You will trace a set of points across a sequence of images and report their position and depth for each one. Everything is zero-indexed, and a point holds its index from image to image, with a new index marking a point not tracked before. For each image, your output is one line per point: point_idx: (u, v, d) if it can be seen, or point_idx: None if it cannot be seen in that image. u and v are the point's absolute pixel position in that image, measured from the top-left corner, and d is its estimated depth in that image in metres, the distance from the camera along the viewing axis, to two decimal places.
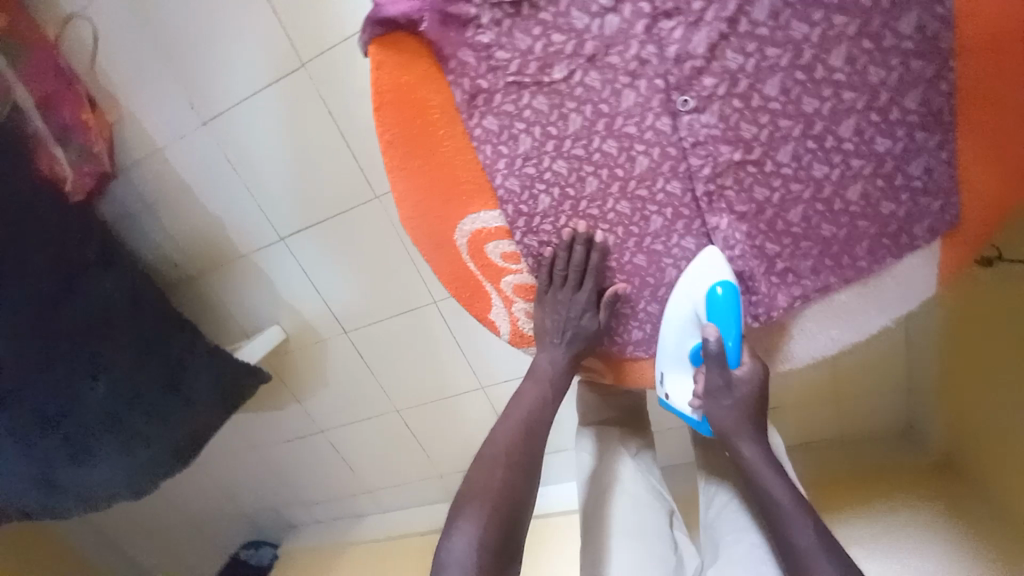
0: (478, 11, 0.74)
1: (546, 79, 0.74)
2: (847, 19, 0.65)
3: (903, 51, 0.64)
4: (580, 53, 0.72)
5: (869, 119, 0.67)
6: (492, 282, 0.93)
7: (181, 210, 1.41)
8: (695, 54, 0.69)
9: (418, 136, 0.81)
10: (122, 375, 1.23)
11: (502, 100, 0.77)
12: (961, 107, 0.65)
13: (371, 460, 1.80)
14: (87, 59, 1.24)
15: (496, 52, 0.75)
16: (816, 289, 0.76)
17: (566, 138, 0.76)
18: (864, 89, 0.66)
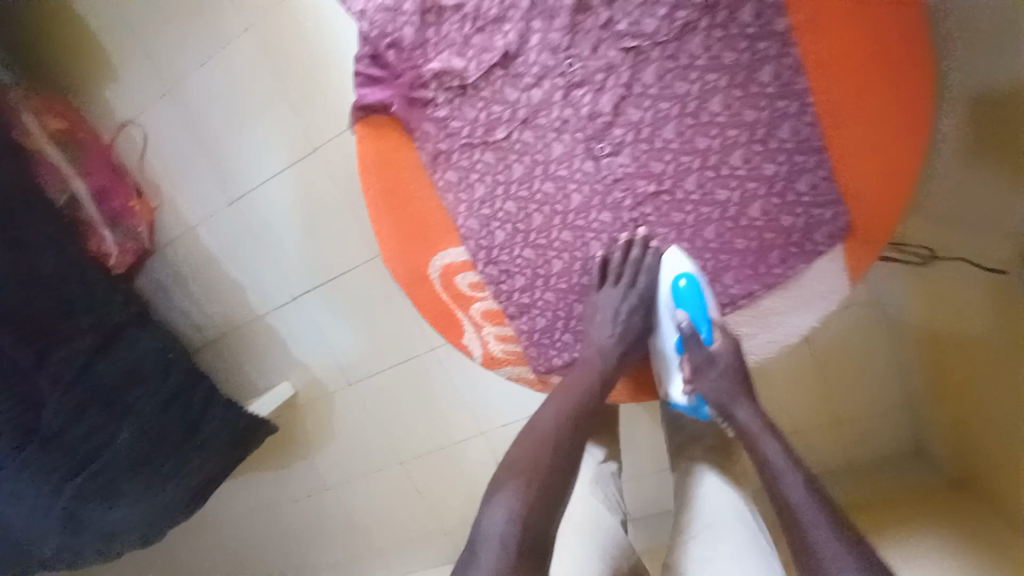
0: (435, 93, 0.73)
1: (491, 139, 0.73)
2: (716, 76, 0.66)
3: (766, 96, 0.66)
4: (514, 117, 0.71)
5: (754, 150, 0.68)
6: (462, 310, 0.83)
7: (209, 279, 1.57)
8: (603, 112, 0.69)
9: (391, 193, 0.78)
10: (145, 424, 1.19)
11: (460, 160, 0.75)
12: (846, 120, 0.65)
13: (377, 519, 1.79)
14: (136, 155, 1.47)
15: (452, 124, 0.74)
16: (742, 295, 0.76)
17: (512, 183, 0.75)
18: (741, 128, 0.67)
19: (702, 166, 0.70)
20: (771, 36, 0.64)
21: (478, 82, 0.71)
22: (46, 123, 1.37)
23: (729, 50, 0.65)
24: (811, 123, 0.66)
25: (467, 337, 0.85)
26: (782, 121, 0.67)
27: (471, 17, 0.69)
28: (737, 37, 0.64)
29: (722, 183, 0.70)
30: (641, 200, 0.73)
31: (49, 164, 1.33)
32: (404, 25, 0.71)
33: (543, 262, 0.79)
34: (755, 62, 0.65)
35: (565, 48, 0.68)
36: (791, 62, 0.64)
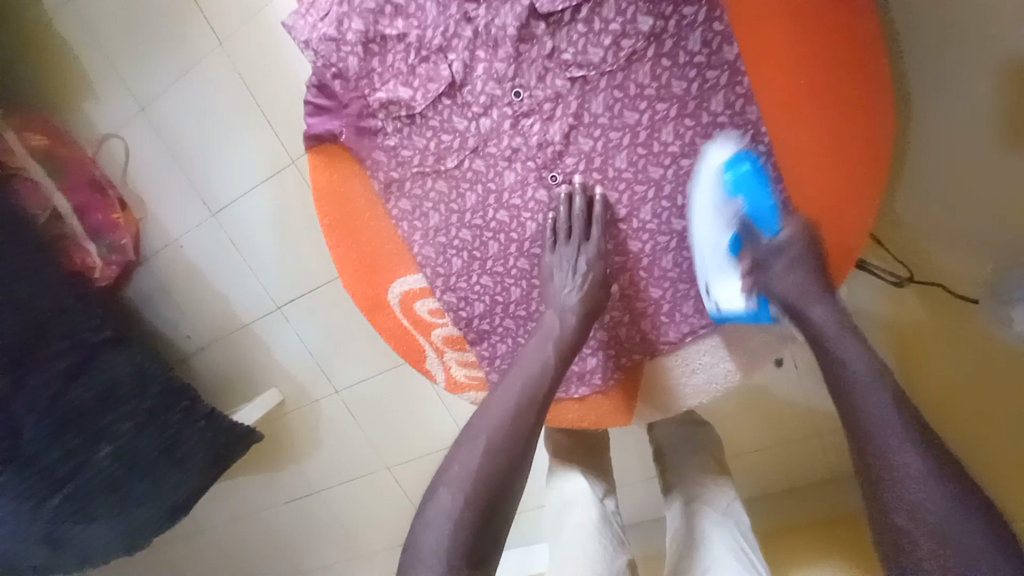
0: (383, 122, 0.72)
1: (441, 168, 0.72)
2: (666, 105, 0.65)
3: (718, 124, 0.64)
4: (464, 146, 0.70)
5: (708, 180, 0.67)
6: (423, 336, 0.83)
7: (194, 290, 1.58)
8: (553, 142, 0.68)
9: (345, 222, 0.78)
10: (124, 443, 1.23)
11: (413, 189, 0.75)
12: (798, 146, 0.63)
13: (366, 522, 1.82)
14: (117, 168, 1.47)
15: (403, 153, 0.73)
16: (703, 324, 0.75)
17: (466, 212, 0.74)
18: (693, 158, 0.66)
19: (657, 197, 0.69)
20: (721, 64, 0.62)
21: (426, 111, 0.70)
22: (28, 140, 1.40)
23: (678, 78, 0.63)
24: (765, 152, 0.65)
25: (429, 362, 0.85)
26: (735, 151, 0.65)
27: (416, 45, 0.68)
28: (687, 65, 0.63)
29: (678, 213, 0.70)
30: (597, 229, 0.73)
31: (31, 182, 1.37)
32: (347, 54, 0.69)
33: (501, 289, 0.78)
34: (706, 90, 0.63)
35: (512, 76, 0.66)
36: (743, 91, 0.63)
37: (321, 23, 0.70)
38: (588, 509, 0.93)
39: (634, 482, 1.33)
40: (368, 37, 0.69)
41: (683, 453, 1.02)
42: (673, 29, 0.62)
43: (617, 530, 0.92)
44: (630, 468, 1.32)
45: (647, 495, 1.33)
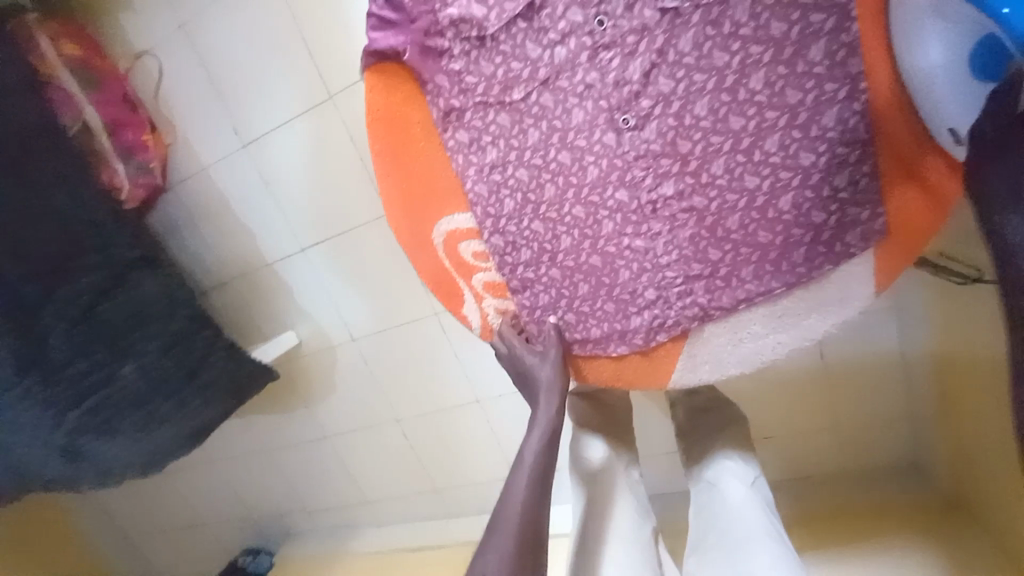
0: (452, 44, 0.77)
1: (507, 99, 0.77)
2: (761, 48, 0.66)
3: (815, 75, 0.65)
4: (535, 77, 0.74)
5: (793, 136, 0.67)
6: (463, 279, 0.84)
7: (219, 223, 1.56)
8: (631, 80, 0.71)
9: (402, 151, 0.81)
10: (150, 363, 1.24)
11: (472, 120, 0.79)
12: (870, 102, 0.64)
13: (372, 471, 1.85)
14: (151, 88, 1.43)
15: (467, 79, 0.78)
16: (760, 292, 0.72)
17: (527, 150, 0.78)
18: (782, 110, 0.67)
19: (733, 149, 0.69)
20: (831, 7, 0.63)
21: (498, 33, 0.75)
22: (61, 48, 1.33)
23: (779, 19, 0.65)
24: (860, 112, 0.65)
25: (466, 307, 0.86)
26: (828, 107, 0.65)
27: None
28: (790, 6, 0.64)
29: (753, 169, 0.69)
30: (660, 180, 0.73)
31: (64, 92, 1.32)
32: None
33: (551, 236, 0.80)
34: (806, 36, 0.64)
35: (597, 3, 0.70)
36: (847, 40, 0.63)
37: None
38: (610, 480, 0.91)
39: (655, 455, 1.34)
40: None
41: (708, 428, 1.01)
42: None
43: (641, 501, 0.92)
44: (644, 440, 1.33)
45: (669, 469, 1.34)
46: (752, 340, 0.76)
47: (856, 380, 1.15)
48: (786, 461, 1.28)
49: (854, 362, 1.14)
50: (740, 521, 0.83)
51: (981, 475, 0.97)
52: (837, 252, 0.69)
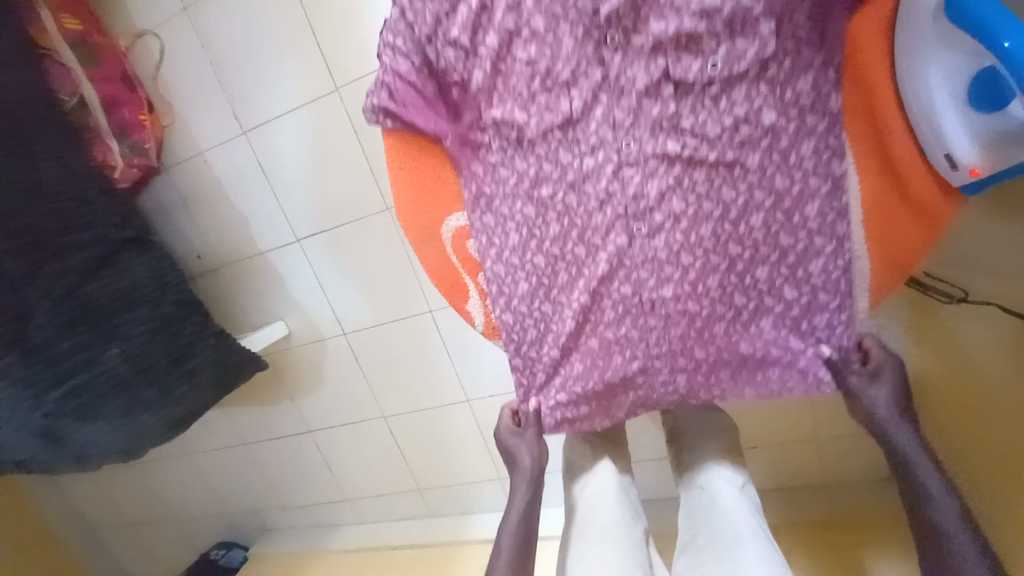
0: (488, 139, 0.77)
1: (532, 162, 0.75)
2: (772, 102, 0.68)
3: (805, 99, 0.68)
4: (562, 178, 0.75)
5: (780, 272, 0.73)
6: (470, 277, 0.85)
7: (212, 209, 1.53)
8: (647, 196, 0.73)
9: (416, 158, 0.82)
10: (135, 348, 1.20)
11: (500, 207, 0.79)
12: (860, 123, 0.69)
13: (355, 469, 1.83)
14: (152, 68, 1.41)
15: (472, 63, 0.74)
16: (749, 307, 0.75)
17: (545, 240, 0.78)
18: (775, 249, 0.72)
19: (728, 269, 0.73)
20: (826, 175, 0.70)
21: (535, 139, 0.74)
22: (61, 22, 1.30)
23: (783, 175, 0.70)
24: (842, 267, 0.72)
25: (471, 304, 0.87)
26: (814, 257, 0.72)
27: (541, 75, 0.72)
28: (794, 166, 0.70)
29: (743, 290, 0.74)
30: (662, 282, 0.75)
31: (62, 66, 1.30)
32: (474, 67, 0.75)
33: (557, 318, 0.80)
34: (801, 62, 0.67)
35: (627, 126, 0.72)
36: (839, 205, 0.71)
37: (455, 30, 0.73)
38: (603, 485, 0.93)
39: (646, 460, 1.36)
40: (499, 56, 0.73)
41: (703, 433, 1.02)
42: (792, 130, 0.69)
43: (633, 501, 0.94)
44: (633, 445, 1.34)
45: (657, 474, 1.37)
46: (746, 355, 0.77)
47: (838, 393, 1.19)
48: (770, 471, 1.31)
49: None
50: (732, 527, 0.85)
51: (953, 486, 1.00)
52: (808, 381, 0.76)
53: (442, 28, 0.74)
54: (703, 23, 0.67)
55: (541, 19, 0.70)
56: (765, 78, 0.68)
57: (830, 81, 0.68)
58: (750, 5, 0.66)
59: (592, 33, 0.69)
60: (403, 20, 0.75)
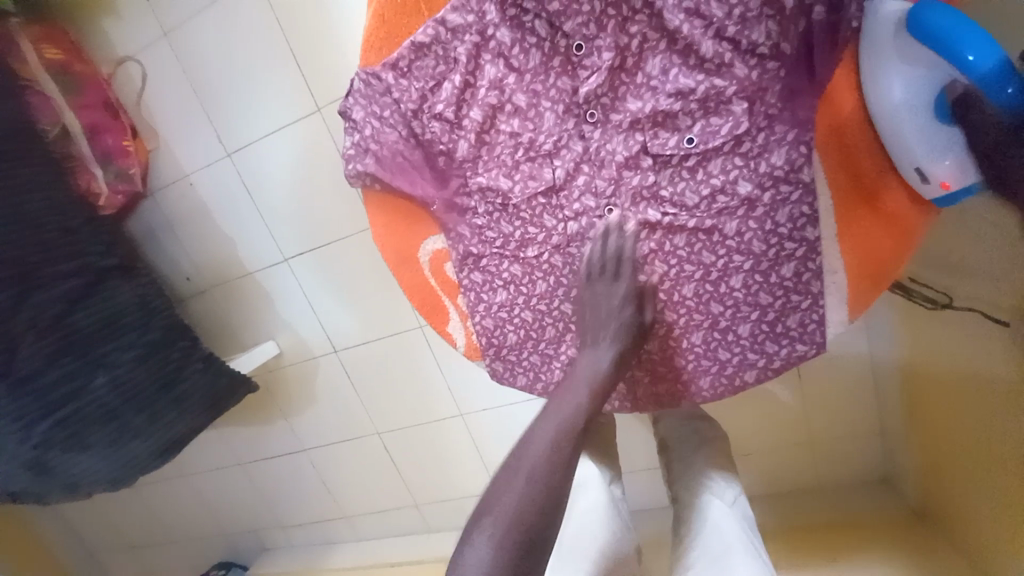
0: (475, 204, 0.78)
1: (511, 204, 0.76)
2: (737, 118, 0.69)
3: (769, 115, 0.69)
4: (547, 240, 0.77)
5: (761, 328, 0.76)
6: (449, 299, 0.83)
7: (198, 229, 1.53)
8: (633, 258, 0.75)
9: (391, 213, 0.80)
10: (122, 375, 1.19)
11: (488, 265, 0.79)
12: (827, 136, 0.69)
13: (351, 486, 1.82)
14: (134, 93, 1.41)
15: (439, 82, 0.74)
16: (726, 316, 0.76)
17: (533, 296, 0.79)
18: (755, 308, 0.75)
19: (711, 327, 0.77)
20: (800, 240, 0.72)
21: (520, 204, 0.76)
22: (42, 51, 1.31)
23: (759, 223, 0.72)
24: (817, 321, 0.74)
25: (452, 326, 0.84)
26: (792, 312, 0.74)
27: (526, 146, 0.74)
28: (771, 216, 0.72)
29: (718, 298, 0.75)
30: (647, 337, 0.79)
31: (42, 96, 1.31)
32: (459, 138, 0.75)
33: (546, 369, 0.81)
34: (765, 79, 0.68)
35: (609, 195, 0.74)
36: (814, 267, 0.72)
37: (440, 105, 0.74)
38: (590, 498, 0.91)
39: (637, 470, 1.35)
40: (483, 128, 0.74)
41: (690, 446, 1.03)
42: (767, 200, 0.71)
43: (625, 516, 0.92)
44: (626, 456, 1.34)
45: (648, 484, 1.36)
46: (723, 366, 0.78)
47: (827, 396, 1.19)
48: (767, 477, 1.30)
49: (828, 377, 1.18)
50: (717, 541, 0.84)
51: (943, 482, 0.98)
52: None
53: (427, 103, 0.75)
54: (678, 103, 0.70)
55: (523, 96, 0.72)
56: (740, 152, 0.71)
57: (801, 155, 0.69)
58: (723, 86, 0.68)
59: (572, 110, 0.72)
60: (389, 97, 0.75)
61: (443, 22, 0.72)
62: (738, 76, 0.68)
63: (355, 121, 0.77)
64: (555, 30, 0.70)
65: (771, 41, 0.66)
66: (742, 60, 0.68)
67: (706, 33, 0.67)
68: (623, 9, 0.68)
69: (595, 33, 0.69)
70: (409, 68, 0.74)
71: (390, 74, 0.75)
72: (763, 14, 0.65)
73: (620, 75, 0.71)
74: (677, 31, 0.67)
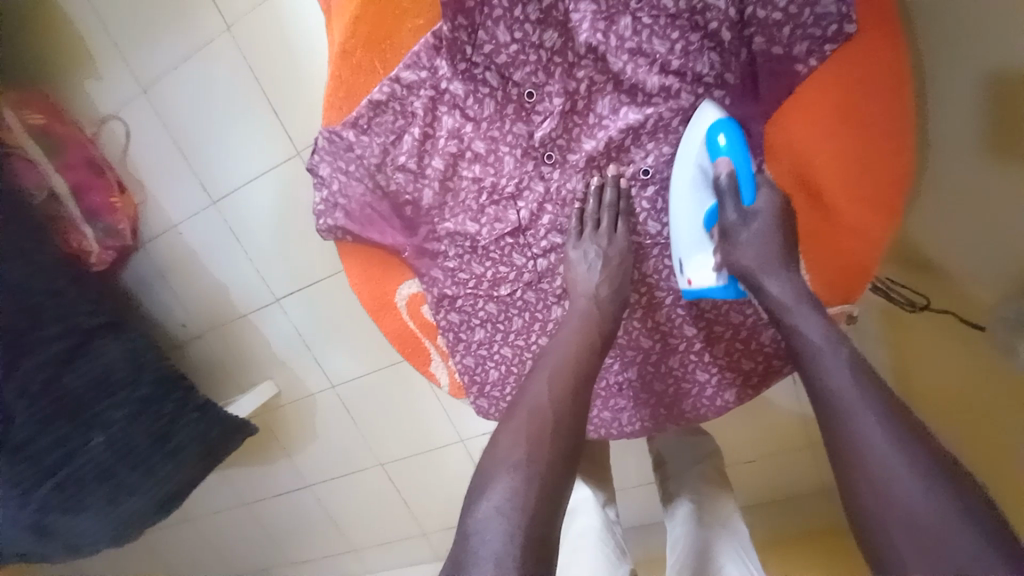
0: (445, 247, 0.79)
1: (479, 245, 0.78)
2: (675, 151, 0.72)
3: None
4: (519, 278, 0.78)
5: (736, 346, 0.77)
6: (429, 340, 0.85)
7: (189, 276, 1.56)
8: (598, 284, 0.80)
9: (366, 262, 0.83)
10: (118, 431, 1.21)
11: (463, 306, 0.81)
12: (781, 152, 0.71)
13: (358, 518, 1.82)
14: (118, 150, 1.44)
15: (399, 133, 0.76)
16: (700, 337, 0.78)
17: (510, 332, 0.80)
18: (728, 327, 0.77)
19: (687, 349, 0.78)
20: None
21: (488, 245, 0.78)
22: (24, 118, 1.36)
23: None
24: None
25: (434, 366, 0.86)
26: (763, 329, 0.75)
27: (488, 189, 0.76)
28: None
29: (692, 320, 0.78)
30: (626, 365, 0.81)
31: (27, 162, 1.33)
32: (424, 187, 0.77)
33: None
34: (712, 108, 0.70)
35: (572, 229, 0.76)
36: None
37: (402, 157, 0.76)
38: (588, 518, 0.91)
39: (636, 484, 1.33)
40: (445, 175, 0.76)
41: (685, 461, 1.04)
42: None
43: (618, 539, 0.90)
44: (627, 473, 1.33)
45: (647, 499, 1.34)
46: (703, 388, 0.79)
47: None
48: (765, 480, 1.30)
49: None
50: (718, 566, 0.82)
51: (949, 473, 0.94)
52: None
53: (390, 156, 0.77)
54: (630, 137, 0.72)
55: (481, 143, 0.74)
56: None
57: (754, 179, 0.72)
58: (671, 118, 0.71)
59: (530, 153, 0.74)
60: (353, 153, 0.77)
61: (397, 79, 0.74)
62: (684, 108, 0.70)
63: (322, 177, 0.79)
64: (505, 80, 0.72)
65: (714, 72, 0.69)
66: (689, 91, 0.70)
67: (652, 70, 0.69)
68: (568, 55, 0.70)
69: (544, 79, 0.72)
70: (369, 125, 0.76)
71: (351, 131, 0.76)
72: (704, 46, 0.68)
73: (573, 117, 0.73)
74: (623, 72, 0.69)
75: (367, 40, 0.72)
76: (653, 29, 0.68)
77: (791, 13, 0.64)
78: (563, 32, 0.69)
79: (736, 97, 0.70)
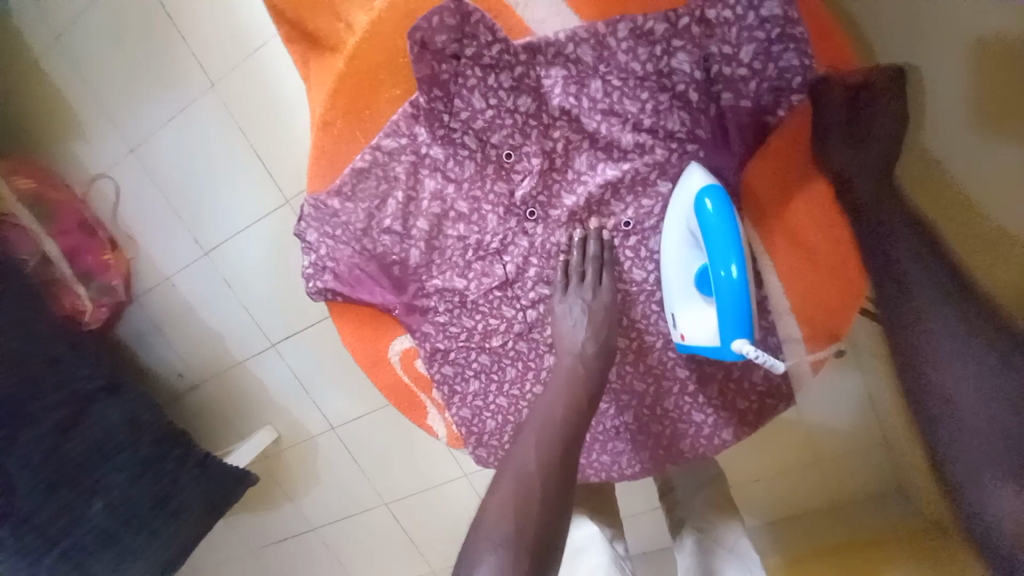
0: (435, 303, 0.81)
1: (469, 300, 0.80)
2: (652, 202, 0.75)
3: None
4: (510, 330, 0.79)
5: (728, 385, 0.78)
6: (425, 394, 0.85)
7: (184, 327, 1.56)
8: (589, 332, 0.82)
9: (358, 321, 0.83)
10: (119, 495, 1.20)
11: (457, 359, 0.82)
12: (755, 199, 0.76)
13: (365, 559, 1.79)
14: (109, 209, 1.45)
15: (385, 197, 0.78)
16: (693, 379, 0.78)
17: (505, 383, 0.81)
18: (719, 367, 0.78)
19: (681, 391, 0.79)
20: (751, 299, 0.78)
21: (478, 300, 0.79)
22: (15, 184, 1.38)
23: None
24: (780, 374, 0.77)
25: (431, 419, 0.86)
26: (754, 368, 0.77)
27: (474, 246, 0.79)
28: None
29: (683, 363, 0.78)
30: (622, 409, 0.81)
31: (19, 228, 1.35)
32: (411, 247, 0.79)
33: None
34: (685, 160, 0.73)
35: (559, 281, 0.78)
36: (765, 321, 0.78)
37: (387, 220, 0.78)
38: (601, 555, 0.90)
39: (642, 513, 1.33)
40: (432, 235, 0.79)
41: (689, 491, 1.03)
42: None
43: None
44: (634, 502, 1.32)
45: (654, 527, 1.33)
46: (699, 428, 0.80)
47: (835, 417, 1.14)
48: (772, 498, 1.29)
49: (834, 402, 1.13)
50: None
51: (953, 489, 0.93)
52: None
53: (376, 220, 0.79)
54: (608, 191, 0.75)
55: (465, 203, 0.77)
56: None
57: None
58: (647, 171, 0.74)
59: (513, 210, 0.77)
60: (340, 218, 0.79)
61: (380, 147, 0.76)
62: (658, 161, 0.73)
63: (311, 243, 0.80)
64: (484, 143, 0.75)
65: (684, 127, 0.72)
66: (662, 145, 0.73)
67: (624, 128, 0.72)
68: (543, 118, 0.73)
69: (522, 141, 0.75)
70: (354, 192, 0.78)
71: (337, 198, 0.78)
72: (673, 105, 0.71)
73: (552, 174, 0.76)
74: (597, 131, 0.73)
75: (347, 111, 0.74)
76: (623, 89, 0.71)
77: (754, 69, 0.68)
78: (537, 97, 0.73)
79: (706, 149, 0.74)
